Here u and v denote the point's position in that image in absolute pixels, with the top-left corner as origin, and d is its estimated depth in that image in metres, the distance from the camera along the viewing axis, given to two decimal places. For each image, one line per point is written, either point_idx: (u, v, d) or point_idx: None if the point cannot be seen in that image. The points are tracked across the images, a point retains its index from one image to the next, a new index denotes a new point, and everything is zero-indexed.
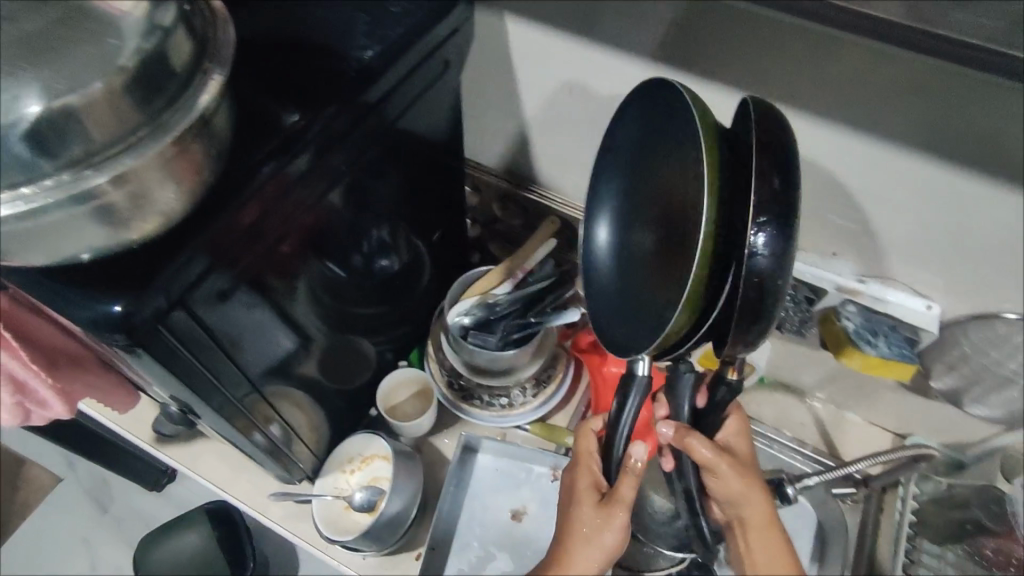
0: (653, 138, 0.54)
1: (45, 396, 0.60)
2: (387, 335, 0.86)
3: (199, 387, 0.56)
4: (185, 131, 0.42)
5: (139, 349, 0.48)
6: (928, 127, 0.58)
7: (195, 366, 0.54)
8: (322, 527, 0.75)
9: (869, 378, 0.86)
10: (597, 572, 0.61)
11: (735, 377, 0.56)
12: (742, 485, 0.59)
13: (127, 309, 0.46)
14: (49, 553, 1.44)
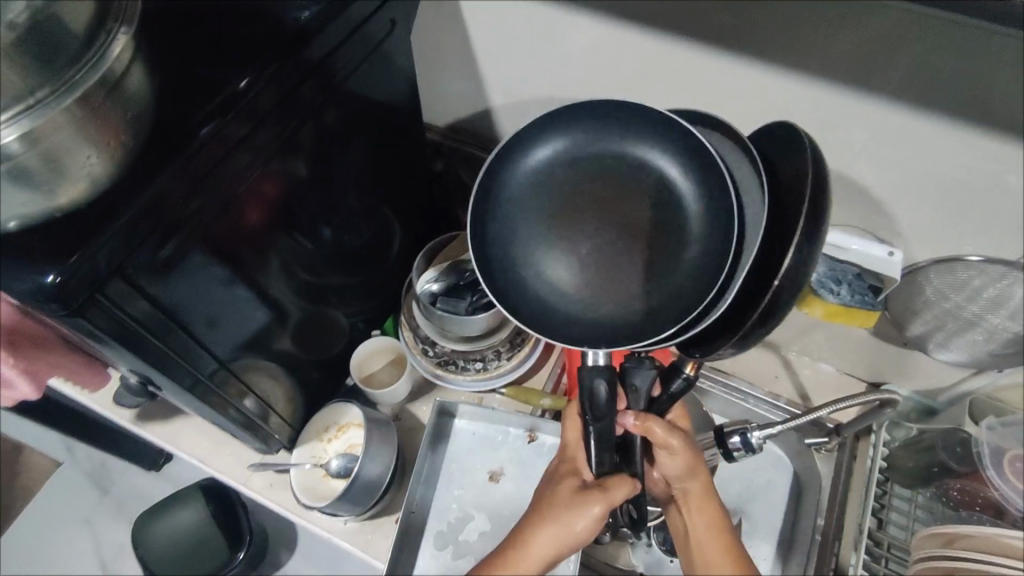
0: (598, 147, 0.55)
1: (9, 376, 0.60)
2: (359, 305, 0.86)
3: (161, 360, 0.56)
4: (93, 89, 0.43)
5: (79, 319, 0.48)
6: (879, 68, 0.57)
7: (151, 339, 0.54)
8: (301, 494, 0.77)
9: (839, 329, 0.86)
10: (552, 554, 0.61)
11: (692, 371, 0.59)
12: (691, 457, 0.64)
13: (60, 278, 0.46)
14: (51, 535, 1.47)
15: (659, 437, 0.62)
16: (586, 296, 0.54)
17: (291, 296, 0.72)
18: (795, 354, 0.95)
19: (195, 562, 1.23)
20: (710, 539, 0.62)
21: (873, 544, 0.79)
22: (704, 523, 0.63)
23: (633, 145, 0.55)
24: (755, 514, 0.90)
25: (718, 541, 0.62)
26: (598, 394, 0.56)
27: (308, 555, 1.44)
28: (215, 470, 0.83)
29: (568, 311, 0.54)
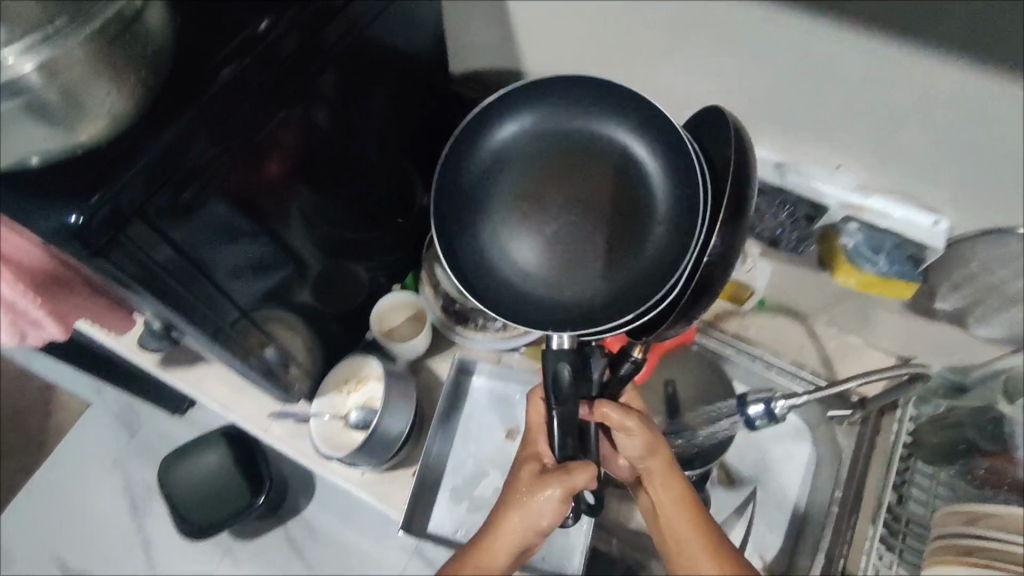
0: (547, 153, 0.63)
1: (39, 316, 0.60)
2: (380, 260, 0.86)
3: (183, 307, 0.56)
4: (110, 21, 0.43)
5: (100, 259, 0.47)
6: (943, 21, 0.52)
7: (172, 283, 0.54)
8: (320, 444, 0.78)
9: (872, 301, 0.83)
10: (525, 539, 0.61)
11: (640, 353, 0.63)
12: (652, 443, 0.63)
13: (83, 218, 0.46)
14: (81, 473, 1.53)
15: (614, 421, 0.63)
16: (537, 285, 0.61)
17: (313, 249, 0.71)
18: (822, 326, 0.92)
19: (215, 505, 1.26)
20: (677, 515, 0.60)
21: (892, 518, 0.77)
22: (667, 500, 0.62)
23: (575, 148, 0.62)
24: (770, 483, 0.90)
25: (682, 515, 0.60)
26: (561, 375, 0.59)
27: (326, 502, 1.49)
28: (237, 417, 0.84)
29: (529, 293, 0.62)
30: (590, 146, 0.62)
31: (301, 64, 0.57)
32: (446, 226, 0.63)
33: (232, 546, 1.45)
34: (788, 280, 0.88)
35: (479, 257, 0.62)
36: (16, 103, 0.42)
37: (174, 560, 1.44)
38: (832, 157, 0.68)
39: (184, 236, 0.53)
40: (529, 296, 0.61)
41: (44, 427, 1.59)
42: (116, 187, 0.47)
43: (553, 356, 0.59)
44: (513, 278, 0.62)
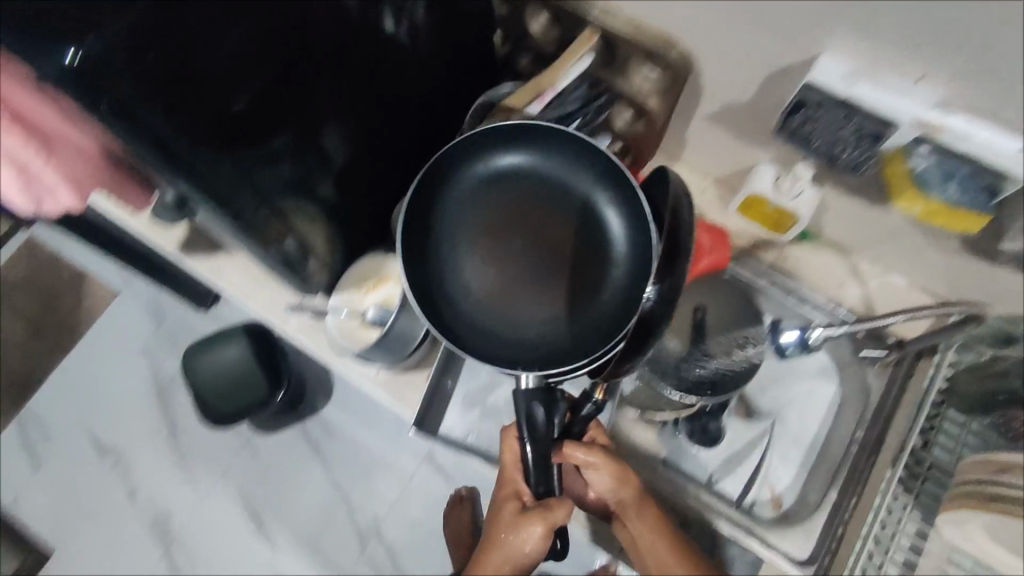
0: (525, 206, 0.74)
1: (51, 183, 0.58)
2: (407, 159, 0.81)
3: (190, 172, 0.54)
4: None
5: (99, 105, 0.47)
6: None
7: (180, 144, 0.52)
8: (337, 338, 0.77)
9: (927, 241, 0.77)
10: (508, 572, 0.69)
11: (601, 396, 0.70)
12: (615, 479, 0.71)
13: (77, 54, 0.45)
14: (112, 355, 1.59)
15: (580, 460, 0.71)
16: (507, 322, 0.72)
17: (334, 141, 0.68)
18: (867, 263, 0.87)
19: (234, 397, 1.31)
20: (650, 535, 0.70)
21: (913, 462, 0.76)
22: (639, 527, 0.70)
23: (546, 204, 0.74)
24: (789, 419, 0.88)
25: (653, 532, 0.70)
26: (535, 415, 0.67)
27: (342, 403, 1.52)
28: (253, 308, 0.84)
29: (497, 326, 0.73)
30: (555, 194, 0.74)
31: None
32: (430, 263, 0.73)
33: (252, 437, 1.51)
34: (837, 211, 0.82)
35: (451, 292, 0.73)
36: None
37: (198, 444, 1.51)
38: (913, 69, 0.58)
39: (171, 87, 0.50)
40: (495, 331, 0.72)
41: (76, 309, 1.64)
42: (109, 31, 0.45)
43: (525, 396, 0.67)
44: (479, 310, 0.73)
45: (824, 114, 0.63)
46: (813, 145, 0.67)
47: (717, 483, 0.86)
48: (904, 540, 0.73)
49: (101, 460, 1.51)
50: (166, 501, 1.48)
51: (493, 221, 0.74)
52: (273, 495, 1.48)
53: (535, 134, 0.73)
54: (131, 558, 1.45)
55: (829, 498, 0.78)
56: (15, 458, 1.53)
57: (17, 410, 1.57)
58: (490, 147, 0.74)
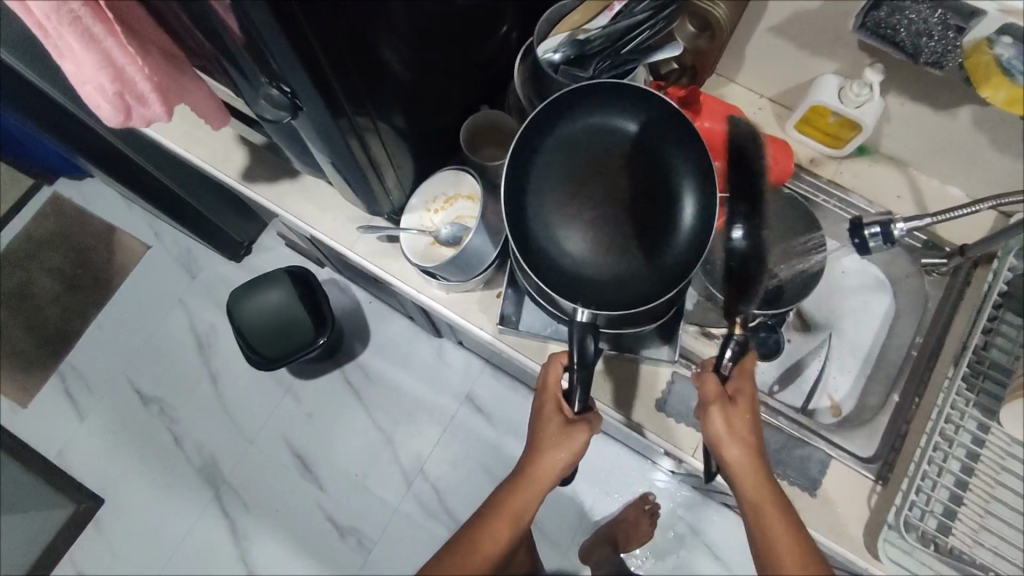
0: (605, 151, 0.73)
1: (144, 90, 0.58)
2: (474, 78, 0.81)
3: (304, 54, 0.53)
4: None
5: None
6: None
7: (300, 22, 0.50)
8: (412, 255, 0.81)
9: (993, 145, 0.78)
10: (559, 473, 0.72)
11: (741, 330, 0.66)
12: (743, 425, 0.66)
13: None
14: (148, 307, 1.60)
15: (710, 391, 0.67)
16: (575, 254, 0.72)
17: (402, 62, 0.65)
18: (924, 176, 0.88)
19: (281, 340, 1.33)
20: (772, 514, 0.64)
21: (975, 361, 0.78)
22: (758, 497, 0.64)
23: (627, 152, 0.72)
24: (847, 331, 0.90)
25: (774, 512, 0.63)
26: (586, 349, 0.67)
27: (380, 348, 1.54)
28: (325, 233, 0.86)
29: (564, 259, 0.71)
30: (654, 152, 0.72)
31: None
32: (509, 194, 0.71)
33: (293, 383, 1.53)
34: (898, 121, 0.83)
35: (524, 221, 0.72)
36: None
37: (240, 392, 1.53)
38: None
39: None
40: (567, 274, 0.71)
41: (109, 263, 1.65)
42: None
43: (579, 329, 0.67)
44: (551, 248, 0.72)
45: (912, 9, 0.64)
46: (896, 38, 0.67)
47: (779, 394, 0.88)
48: (966, 435, 0.75)
49: (146, 409, 1.54)
50: (212, 447, 1.50)
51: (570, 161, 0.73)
52: (316, 439, 1.49)
53: (621, 91, 0.72)
54: (180, 503, 1.48)
55: (890, 400, 0.82)
56: (60, 410, 1.55)
57: (58, 364, 1.59)
58: (598, 88, 0.72)
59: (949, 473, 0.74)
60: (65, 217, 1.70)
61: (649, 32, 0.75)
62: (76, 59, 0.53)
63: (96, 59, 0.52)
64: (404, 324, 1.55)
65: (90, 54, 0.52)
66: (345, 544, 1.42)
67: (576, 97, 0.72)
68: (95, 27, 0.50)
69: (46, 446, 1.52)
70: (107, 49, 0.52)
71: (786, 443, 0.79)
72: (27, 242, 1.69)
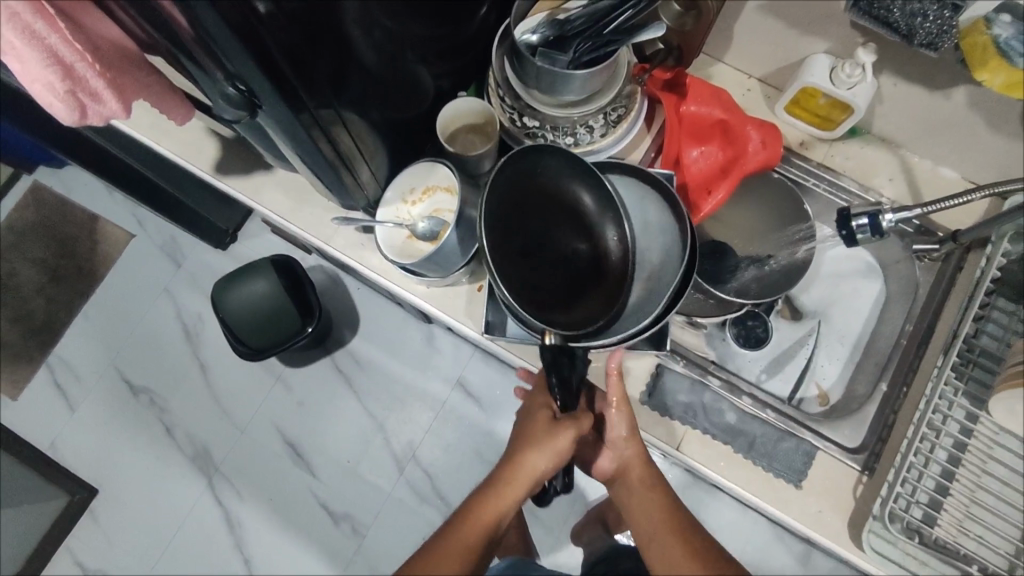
0: (546, 194, 0.70)
1: (97, 87, 0.55)
2: (450, 64, 0.78)
3: (261, 57, 0.50)
4: None
5: None
6: None
7: (246, 17, 0.46)
8: (389, 251, 0.79)
9: (988, 125, 0.74)
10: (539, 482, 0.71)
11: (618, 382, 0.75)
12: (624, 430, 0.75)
13: None
14: (134, 297, 1.58)
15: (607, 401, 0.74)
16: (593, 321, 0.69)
17: (370, 48, 0.62)
18: (917, 158, 0.86)
19: (268, 331, 1.32)
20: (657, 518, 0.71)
21: (966, 349, 0.77)
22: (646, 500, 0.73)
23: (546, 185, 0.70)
24: (834, 318, 0.89)
25: (651, 516, 0.72)
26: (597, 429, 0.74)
27: (370, 335, 1.53)
28: (302, 226, 0.84)
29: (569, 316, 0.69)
30: (569, 183, 0.70)
31: None
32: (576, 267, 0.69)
33: (282, 371, 1.52)
34: (891, 101, 0.80)
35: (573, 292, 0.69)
36: None
37: (229, 381, 1.52)
38: None
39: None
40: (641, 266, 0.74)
41: (93, 253, 1.62)
42: None
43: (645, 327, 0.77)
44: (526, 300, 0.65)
45: None
46: (889, 19, 0.62)
47: (766, 383, 0.87)
48: (955, 425, 0.75)
49: (136, 400, 1.53)
50: (202, 437, 1.50)
51: (534, 200, 0.69)
52: (307, 428, 1.49)
53: (552, 153, 0.69)
54: (174, 493, 1.48)
55: (879, 389, 0.80)
56: (50, 401, 1.54)
57: (45, 356, 1.57)
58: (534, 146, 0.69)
59: (936, 463, 0.74)
60: (45, 207, 1.67)
61: (632, 10, 0.70)
62: (21, 56, 0.50)
63: (40, 57, 0.50)
64: (394, 310, 1.53)
65: (32, 50, 0.49)
66: (339, 531, 1.43)
67: (531, 156, 0.69)
68: (35, 22, 0.47)
69: (38, 439, 1.52)
70: (52, 46, 0.50)
71: (771, 435, 0.77)
72: (8, 232, 1.66)
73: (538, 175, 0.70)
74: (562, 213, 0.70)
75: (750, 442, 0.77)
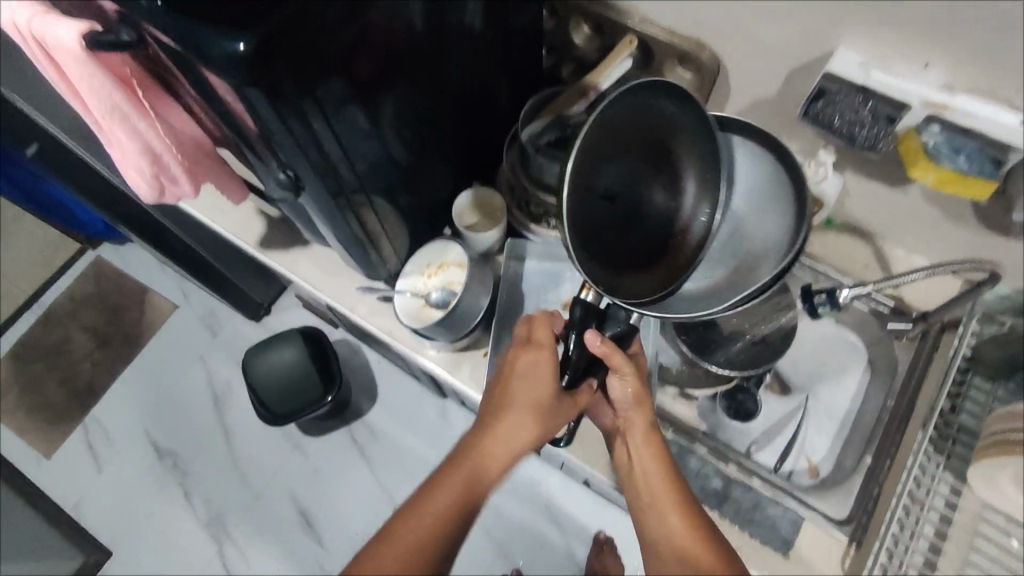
0: (653, 138, 0.65)
1: (176, 173, 0.69)
2: (466, 158, 0.91)
3: (310, 154, 0.61)
4: None
5: (254, 89, 0.51)
6: None
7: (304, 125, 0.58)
8: (404, 317, 0.88)
9: (948, 219, 0.83)
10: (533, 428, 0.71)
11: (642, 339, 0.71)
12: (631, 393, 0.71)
13: (250, 48, 0.48)
14: (171, 364, 1.69)
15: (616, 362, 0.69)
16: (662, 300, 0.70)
17: (399, 145, 0.75)
18: (890, 247, 0.93)
19: (292, 398, 1.40)
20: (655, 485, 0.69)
21: (945, 424, 0.80)
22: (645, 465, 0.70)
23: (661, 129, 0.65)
24: (821, 393, 0.93)
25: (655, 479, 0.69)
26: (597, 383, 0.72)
27: (387, 407, 1.59)
28: (330, 295, 0.95)
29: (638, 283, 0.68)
30: (678, 137, 0.66)
31: None
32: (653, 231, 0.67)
33: (300, 439, 1.58)
34: (859, 197, 0.89)
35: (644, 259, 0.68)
36: None
37: (250, 446, 1.59)
38: (918, 55, 0.67)
39: (304, 88, 0.55)
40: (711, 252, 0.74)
41: (140, 322, 1.75)
42: (257, 35, 0.49)
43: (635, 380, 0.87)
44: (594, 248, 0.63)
45: (845, 102, 0.72)
46: (833, 127, 0.74)
47: (756, 454, 0.90)
48: (938, 498, 0.77)
49: (160, 462, 1.60)
50: (219, 501, 1.54)
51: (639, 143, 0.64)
52: (320, 496, 1.53)
53: (667, 98, 0.64)
54: (185, 557, 1.51)
55: (864, 462, 0.84)
56: (81, 461, 1.62)
57: (83, 416, 1.67)
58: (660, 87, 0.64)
59: (922, 537, 0.76)
60: (103, 279, 1.83)
61: None
62: (123, 147, 0.64)
63: (139, 149, 0.64)
64: (411, 383, 1.60)
65: (133, 144, 0.63)
66: None
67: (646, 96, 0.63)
68: (140, 124, 0.62)
69: (65, 497, 1.58)
70: (148, 141, 0.64)
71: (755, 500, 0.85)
72: (67, 300, 1.82)
73: (652, 108, 0.64)
74: (661, 164, 0.66)
75: (736, 507, 0.85)
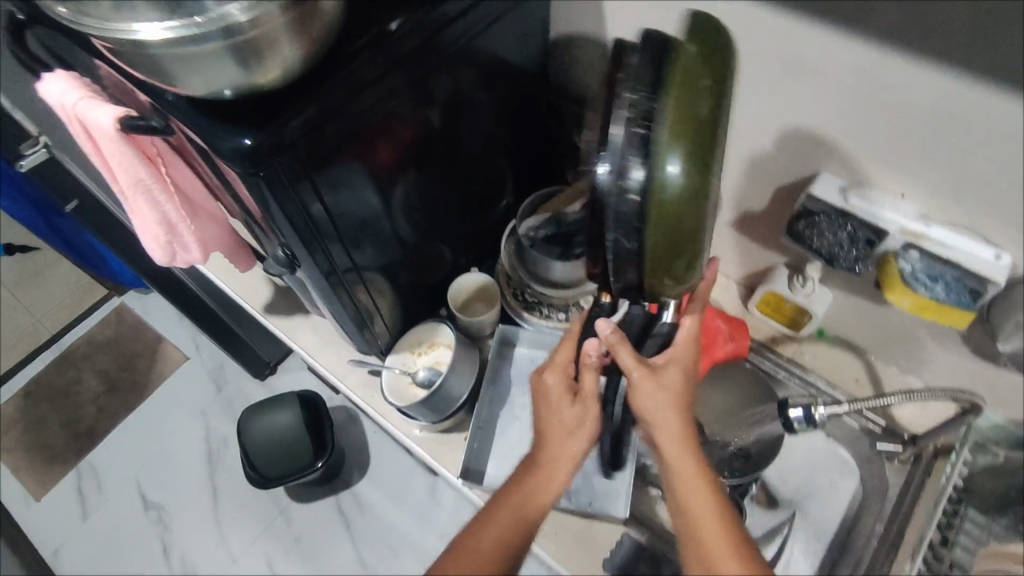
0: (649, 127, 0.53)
1: (188, 241, 0.74)
2: (467, 244, 0.95)
3: (307, 239, 0.65)
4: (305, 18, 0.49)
5: (258, 177, 0.56)
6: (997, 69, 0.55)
7: (303, 210, 0.62)
8: (389, 394, 0.90)
9: (937, 342, 0.82)
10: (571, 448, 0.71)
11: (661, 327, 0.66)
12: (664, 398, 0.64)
13: (254, 142, 0.54)
14: (172, 415, 1.71)
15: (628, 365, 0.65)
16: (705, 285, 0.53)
17: (400, 232, 0.79)
18: (883, 364, 0.93)
19: (281, 461, 1.40)
20: (697, 494, 0.62)
21: (935, 558, 0.76)
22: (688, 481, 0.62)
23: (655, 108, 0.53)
24: (809, 511, 0.91)
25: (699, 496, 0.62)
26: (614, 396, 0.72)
27: (376, 479, 1.57)
28: (324, 364, 0.98)
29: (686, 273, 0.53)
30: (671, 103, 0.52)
31: (435, 78, 0.67)
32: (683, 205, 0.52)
33: (286, 504, 1.56)
34: (849, 312, 0.90)
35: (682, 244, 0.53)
36: (223, 44, 0.46)
37: (236, 507, 1.57)
38: (895, 185, 0.70)
39: (304, 176, 0.60)
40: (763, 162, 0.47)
41: (149, 370, 1.80)
42: (263, 132, 0.54)
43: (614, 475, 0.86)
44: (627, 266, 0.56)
45: (826, 226, 0.73)
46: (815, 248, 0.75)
47: None
48: None
49: (145, 515, 1.59)
50: (195, 564, 1.51)
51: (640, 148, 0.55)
52: (298, 567, 1.49)
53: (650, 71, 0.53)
54: None
55: None
56: (68, 507, 1.62)
57: (79, 461, 1.68)
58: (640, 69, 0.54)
59: None
60: None
61: None
62: (142, 216, 0.70)
63: (156, 217, 0.69)
64: (404, 456, 1.59)
65: (152, 213, 0.69)
66: None
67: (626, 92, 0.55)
68: (160, 196, 0.67)
69: (45, 544, 1.58)
70: (165, 210, 0.69)
71: None
72: None
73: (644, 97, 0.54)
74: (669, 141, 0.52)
75: None
